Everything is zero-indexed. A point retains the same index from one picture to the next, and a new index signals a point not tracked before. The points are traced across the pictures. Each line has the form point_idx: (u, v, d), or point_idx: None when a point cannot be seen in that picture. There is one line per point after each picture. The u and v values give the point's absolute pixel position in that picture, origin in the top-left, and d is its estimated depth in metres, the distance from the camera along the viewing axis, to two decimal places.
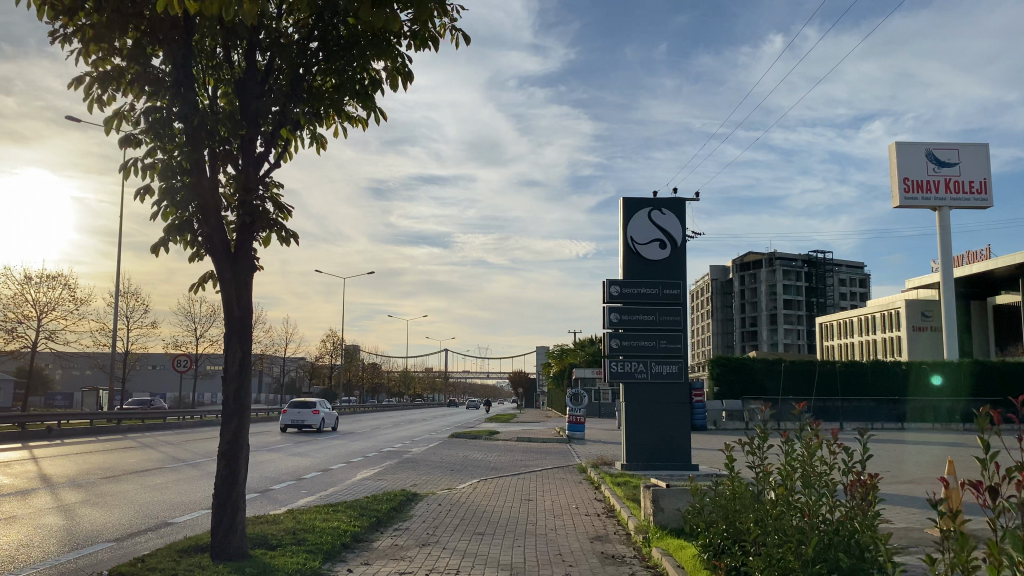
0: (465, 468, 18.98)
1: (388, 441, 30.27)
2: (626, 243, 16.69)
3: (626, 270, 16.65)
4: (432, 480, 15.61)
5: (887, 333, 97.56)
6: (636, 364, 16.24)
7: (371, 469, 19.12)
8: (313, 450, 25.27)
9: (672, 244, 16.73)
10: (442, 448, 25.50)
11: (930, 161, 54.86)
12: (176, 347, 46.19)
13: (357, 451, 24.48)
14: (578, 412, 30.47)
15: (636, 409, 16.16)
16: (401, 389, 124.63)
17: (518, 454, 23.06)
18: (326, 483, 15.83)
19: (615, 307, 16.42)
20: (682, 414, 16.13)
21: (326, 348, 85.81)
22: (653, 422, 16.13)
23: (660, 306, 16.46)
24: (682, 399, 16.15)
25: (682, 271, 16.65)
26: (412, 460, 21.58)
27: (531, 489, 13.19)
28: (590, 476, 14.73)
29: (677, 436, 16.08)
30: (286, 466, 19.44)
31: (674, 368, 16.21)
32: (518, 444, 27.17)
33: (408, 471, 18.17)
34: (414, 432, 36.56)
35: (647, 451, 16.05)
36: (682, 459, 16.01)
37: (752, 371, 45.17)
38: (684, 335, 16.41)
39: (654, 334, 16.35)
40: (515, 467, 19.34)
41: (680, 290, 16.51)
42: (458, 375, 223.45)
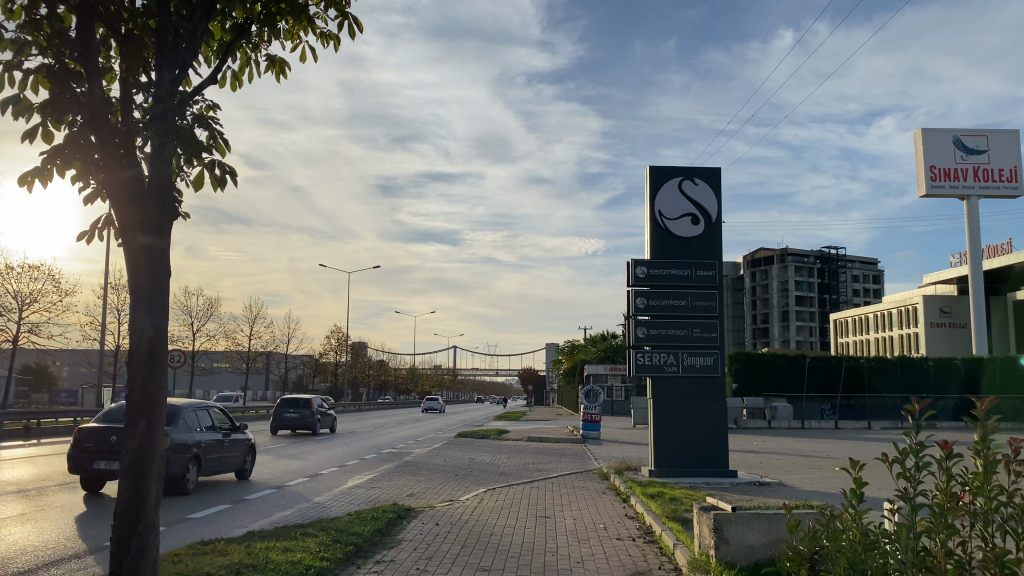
0: (471, 473, 16.93)
1: (390, 441, 28.37)
2: (653, 218, 14.58)
3: (653, 248, 14.55)
4: (432, 489, 13.62)
5: (903, 329, 95.20)
6: (665, 356, 14.20)
7: (366, 474, 17.11)
8: (308, 451, 23.37)
9: (706, 218, 14.60)
10: (446, 450, 23.52)
11: (957, 148, 52.52)
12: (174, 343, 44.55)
13: (353, 453, 22.53)
14: (594, 410, 28.47)
15: (666, 408, 14.12)
16: (409, 387, 122.90)
17: (528, 456, 21.04)
18: (312, 492, 13.77)
19: (641, 291, 14.38)
20: (718, 413, 14.10)
21: (332, 345, 84.17)
22: (685, 422, 14.10)
23: (693, 290, 14.42)
24: (718, 396, 14.14)
25: (718, 249, 14.55)
26: (414, 463, 19.62)
27: (551, 503, 11.01)
28: (615, 486, 12.64)
29: (714, 438, 14.04)
30: (273, 471, 17.52)
31: (709, 361, 14.19)
32: (529, 445, 25.21)
33: (407, 477, 16.20)
34: (419, 432, 34.65)
35: (679, 455, 13.99)
36: (719, 464, 13.97)
37: (774, 366, 43.03)
38: (721, 322, 14.39)
39: (686, 322, 14.32)
40: (527, 471, 17.34)
41: (715, 271, 14.43)
42: (466, 373, 221.56)
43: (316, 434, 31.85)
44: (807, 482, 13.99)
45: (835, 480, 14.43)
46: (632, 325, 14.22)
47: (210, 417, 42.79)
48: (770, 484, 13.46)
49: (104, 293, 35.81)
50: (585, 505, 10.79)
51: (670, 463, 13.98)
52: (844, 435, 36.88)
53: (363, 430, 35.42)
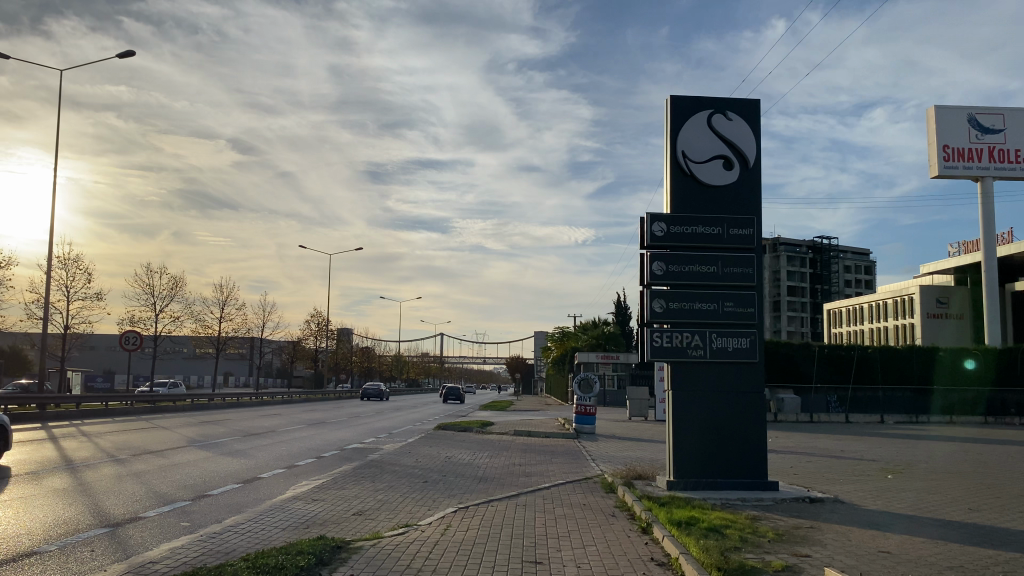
0: (445, 478, 13.90)
1: (360, 434, 25.36)
2: (675, 160, 11.50)
3: (674, 200, 11.48)
4: (390, 505, 10.51)
5: (899, 320, 92.75)
6: (689, 335, 11.17)
7: (320, 477, 14.07)
8: (262, 446, 20.35)
9: (742, 163, 11.58)
10: (420, 446, 20.54)
11: (973, 127, 49.60)
12: (134, 324, 41.31)
13: (315, 449, 19.57)
14: (590, 402, 25.56)
15: (692, 404, 11.12)
16: (393, 374, 119.20)
17: (514, 455, 17.94)
18: (235, 504, 10.68)
19: (659, 255, 11.28)
20: (756, 409, 11.12)
21: (313, 329, 81.03)
22: (715, 423, 11.10)
23: (724, 254, 11.38)
24: (757, 388, 11.18)
25: (756, 202, 11.54)
26: (378, 464, 16.48)
27: (540, 537, 7.85)
28: (627, 505, 9.62)
29: (751, 442, 11.08)
30: (204, 472, 14.54)
31: (745, 344, 11.21)
32: (514, 440, 22.16)
33: (365, 484, 13.07)
34: (396, 422, 31.78)
35: (707, 459, 11.02)
36: (757, 475, 11.00)
37: (782, 356, 40.45)
38: (759, 296, 11.40)
39: (716, 294, 11.28)
40: (514, 476, 14.26)
41: (754, 229, 11.43)
42: (453, 361, 217.98)
43: (282, 426, 28.75)
44: (867, 496, 10.99)
45: (898, 493, 11.47)
46: (648, 298, 11.13)
47: (171, 404, 39.45)
48: (824, 501, 10.43)
49: (49, 269, 32.48)
50: (590, 543, 7.55)
51: (696, 471, 10.99)
52: (855, 430, 34.01)
53: (334, 421, 32.19)
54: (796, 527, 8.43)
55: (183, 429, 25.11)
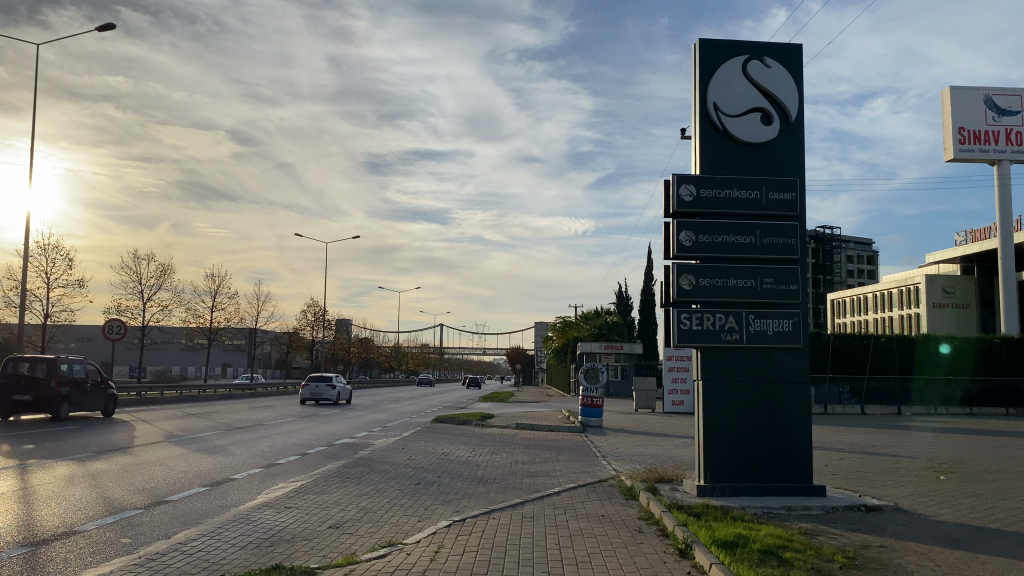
0: (441, 480, 12.37)
1: (351, 427, 23.82)
2: (706, 114, 9.93)
3: (704, 160, 9.92)
4: (373, 517, 8.95)
5: (904, 310, 91.16)
6: (722, 316, 9.61)
7: (300, 477, 12.57)
8: (245, 440, 18.87)
9: (783, 117, 10.02)
10: (415, 441, 19.07)
11: (989, 109, 47.93)
12: (120, 314, 39.68)
13: (302, 445, 18.10)
14: (596, 393, 24.06)
15: (725, 396, 9.58)
16: (392, 365, 117.55)
17: (517, 452, 16.38)
18: (194, 515, 9.16)
19: (686, 223, 9.70)
20: (800, 402, 9.60)
21: (309, 320, 79.36)
22: (751, 419, 9.56)
23: (762, 222, 9.82)
24: (801, 378, 9.66)
25: (798, 162, 9.99)
26: (368, 462, 14.89)
27: (554, 563, 6.29)
28: (656, 517, 8.09)
29: (793, 441, 9.53)
30: (174, 472, 13.06)
31: (786, 327, 9.68)
32: (515, 435, 20.61)
33: (349, 488, 11.51)
34: (391, 415, 30.28)
35: (742, 461, 9.48)
36: (799, 478, 9.46)
37: None
38: (803, 271, 9.85)
39: (752, 269, 9.72)
40: (520, 477, 12.72)
41: (796, 193, 9.89)
42: (452, 352, 216.25)
43: (272, 418, 27.25)
44: (928, 503, 9.43)
45: (963, 499, 9.87)
46: (674, 273, 9.57)
47: (158, 396, 37.87)
48: (884, 510, 8.85)
49: (26, 254, 30.82)
50: (614, 573, 5.96)
51: (729, 473, 9.45)
52: (872, 422, 32.46)
53: (326, 414, 30.63)
54: (864, 547, 6.90)
55: (164, 422, 23.58)
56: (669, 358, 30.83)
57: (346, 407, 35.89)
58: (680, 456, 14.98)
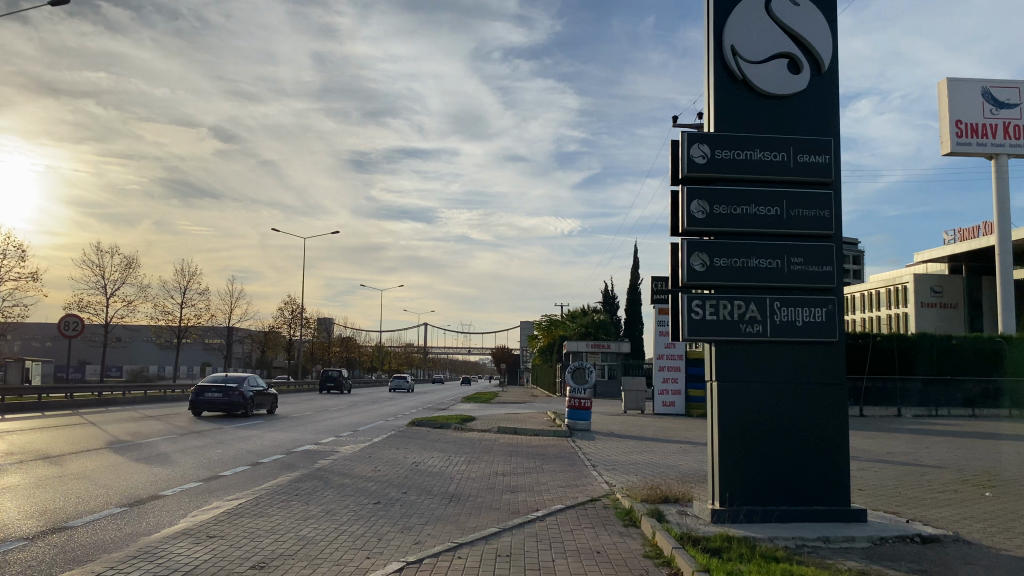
0: (405, 497, 10.60)
1: (319, 431, 21.92)
2: (722, 61, 8.22)
3: (720, 117, 8.20)
4: (303, 554, 7.16)
5: (892, 310, 90.09)
6: (741, 303, 7.90)
7: (239, 494, 10.74)
8: (197, 447, 16.98)
9: (814, 65, 8.31)
10: (384, 448, 17.28)
11: (986, 101, 46.64)
12: (82, 310, 37.63)
13: (258, 452, 16.28)
14: (584, 394, 22.33)
15: (745, 401, 7.87)
16: (374, 364, 115.42)
17: (497, 461, 14.61)
18: (87, 550, 7.33)
19: (698, 190, 7.97)
20: (835, 407, 7.91)
21: (287, 317, 77.06)
22: (776, 427, 7.86)
23: (789, 190, 8.12)
24: (835, 378, 7.98)
25: (832, 119, 8.29)
26: (326, 473, 13.09)
27: None
28: (669, 556, 6.35)
29: (826, 455, 7.85)
30: (95, 486, 11.21)
31: (818, 316, 7.99)
32: (496, 440, 18.85)
33: (294, 508, 9.71)
34: (365, 417, 28.43)
35: (765, 479, 7.78)
36: (835, 501, 7.77)
37: None
38: (838, 250, 8.14)
39: (778, 247, 8.02)
40: (499, 492, 10.97)
41: (831, 155, 8.19)
42: (436, 351, 213.94)
43: (237, 420, 25.35)
44: (993, 532, 7.71)
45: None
46: (685, 251, 7.85)
47: (121, 397, 35.78)
48: (944, 542, 7.14)
49: None
50: None
51: (749, 494, 7.74)
52: (872, 424, 30.87)
53: (297, 416, 28.74)
54: None
55: (115, 424, 21.71)
56: (660, 357, 29.15)
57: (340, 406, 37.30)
58: (679, 468, 13.27)
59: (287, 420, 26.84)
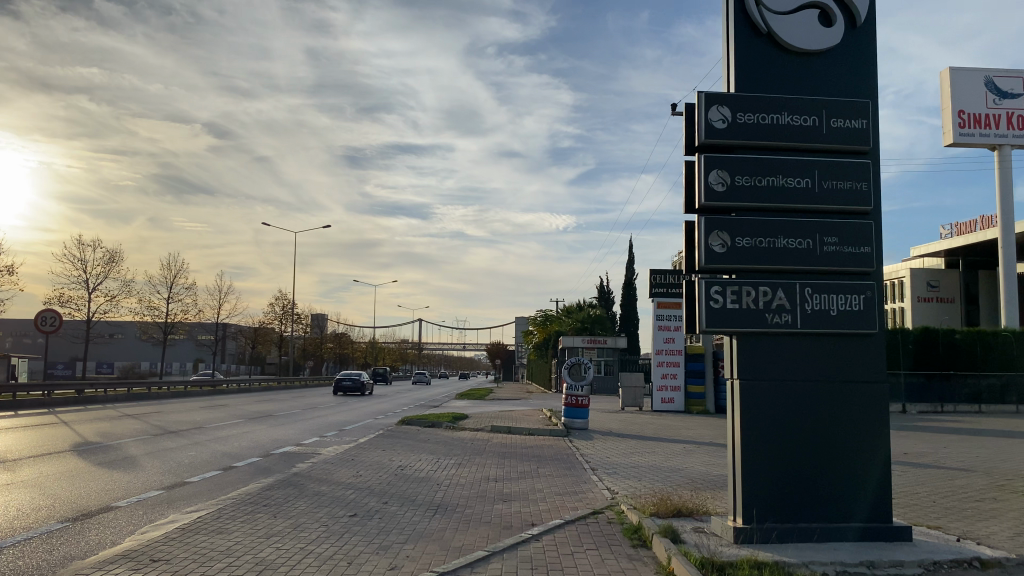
0: (386, 508, 9.53)
1: (303, 431, 20.82)
2: (745, 12, 7.16)
3: (742, 76, 7.15)
4: None
5: (889, 305, 89.28)
6: (767, 290, 6.86)
7: (200, 505, 9.63)
8: (170, 449, 15.92)
9: (848, 18, 7.26)
10: (369, 450, 16.26)
11: (990, 91, 45.64)
12: (63, 305, 36.50)
13: (232, 454, 15.18)
14: (581, 391, 21.30)
15: (771, 401, 6.83)
16: (368, 360, 114.11)
17: (487, 464, 13.58)
18: None
19: (719, 158, 6.93)
20: (874, 409, 6.87)
21: (278, 313, 75.67)
22: (807, 433, 6.82)
23: (821, 159, 7.07)
24: (873, 374, 6.94)
25: (870, 79, 7.25)
26: (302, 478, 12.02)
27: None
28: None
29: (864, 464, 6.81)
30: (42, 496, 10.09)
31: (855, 304, 6.95)
32: (488, 440, 17.85)
33: (258, 522, 8.63)
34: (353, 415, 27.31)
35: (794, 492, 6.74)
36: (876, 517, 6.72)
37: None
38: (877, 228, 7.10)
39: (808, 225, 6.97)
40: (490, 501, 9.93)
41: (868, 120, 7.15)
42: (430, 346, 212.48)
43: (217, 420, 24.26)
44: None
45: None
46: (702, 229, 6.81)
47: (104, 394, 34.63)
48: (1008, 569, 6.09)
49: None
50: None
51: (775, 509, 6.70)
52: None
53: (283, 414, 27.67)
54: None
55: (88, 424, 20.60)
56: (658, 352, 28.20)
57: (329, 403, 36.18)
58: (684, 471, 12.25)
59: (356, 402, 37.53)
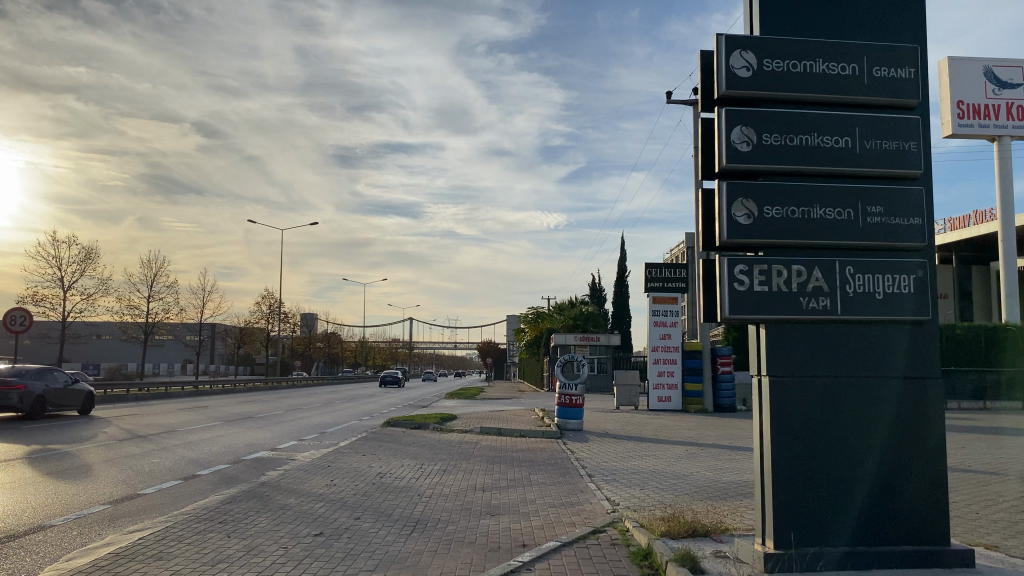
0: (357, 525, 8.37)
1: (280, 434, 19.60)
2: None
3: (769, 19, 6.04)
4: None
5: None
6: (801, 269, 5.76)
7: (146, 523, 8.46)
8: (132, 455, 14.69)
9: None
10: (348, 455, 15.10)
11: (989, 81, 44.75)
12: (37, 304, 35.06)
13: (198, 461, 13.96)
14: (574, 390, 20.11)
15: (804, 400, 5.73)
16: (357, 360, 112.55)
17: (475, 471, 12.45)
18: None
19: (743, 113, 5.82)
20: (926, 410, 5.78)
21: (264, 312, 74.02)
22: (848, 437, 5.73)
23: (864, 114, 5.96)
24: (924, 370, 5.83)
25: (916, 23, 6.16)
26: (269, 489, 10.85)
27: None
28: None
29: (914, 474, 5.72)
30: None
31: (905, 287, 5.86)
32: (477, 443, 16.71)
33: (208, 544, 7.47)
34: (337, 417, 26.09)
35: (835, 508, 5.66)
36: (930, 540, 5.65)
37: None
38: (928, 197, 6.00)
39: (848, 193, 5.87)
40: (475, 517, 8.79)
41: (919, 69, 6.05)
42: (421, 345, 211.11)
43: (192, 423, 22.95)
44: None
45: None
46: (723, 197, 5.72)
47: (79, 396, 33.21)
48: None
49: None
50: None
51: (812, 529, 5.61)
52: None
53: (263, 416, 26.37)
54: None
55: (51, 429, 19.28)
56: (655, 349, 27.17)
57: (314, 404, 34.87)
58: (689, 478, 11.16)
59: (342, 403, 36.26)
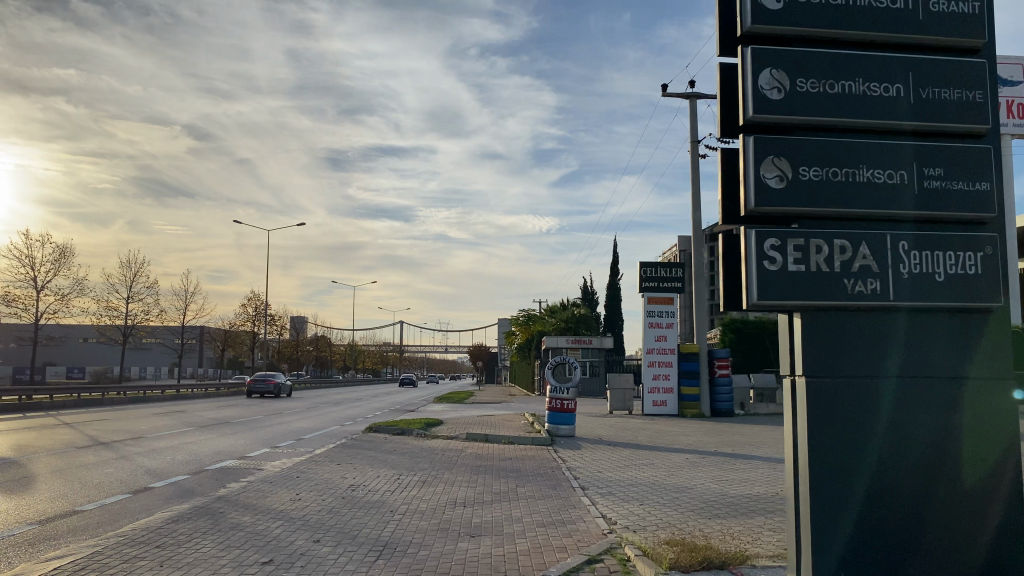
0: (312, 550, 7.23)
1: (254, 441, 18.43)
2: None
3: None
4: None
5: None
6: (844, 245, 4.70)
7: (70, 548, 7.32)
8: (86, 465, 13.52)
9: None
10: (322, 464, 13.96)
11: None
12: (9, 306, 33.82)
13: (154, 472, 12.78)
14: (566, 394, 19.03)
15: (849, 404, 4.64)
16: (347, 363, 111.10)
17: (456, 483, 11.32)
18: None
19: (773, 53, 4.74)
20: (995, 417, 4.68)
21: (251, 314, 72.73)
22: (903, 452, 4.62)
23: (918, 56, 4.90)
24: (994, 369, 4.74)
25: None
26: (224, 503, 9.72)
27: None
28: None
29: (982, 499, 4.62)
30: None
31: (969, 268, 4.80)
32: (462, 451, 15.58)
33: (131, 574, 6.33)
34: (318, 423, 24.92)
35: (887, 540, 4.56)
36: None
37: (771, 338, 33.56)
38: (996, 158, 4.93)
39: (900, 153, 4.80)
40: (452, 539, 7.67)
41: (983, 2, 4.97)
42: (413, 348, 209.63)
43: (162, 429, 21.72)
44: None
45: None
46: (749, 156, 4.65)
47: (51, 400, 31.87)
48: None
49: None
50: None
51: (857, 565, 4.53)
52: None
53: (240, 421, 25.21)
54: None
55: (9, 436, 18.07)
56: (650, 351, 26.10)
57: (297, 409, 33.71)
58: (691, 491, 10.07)
59: (324, 407, 35.06)
